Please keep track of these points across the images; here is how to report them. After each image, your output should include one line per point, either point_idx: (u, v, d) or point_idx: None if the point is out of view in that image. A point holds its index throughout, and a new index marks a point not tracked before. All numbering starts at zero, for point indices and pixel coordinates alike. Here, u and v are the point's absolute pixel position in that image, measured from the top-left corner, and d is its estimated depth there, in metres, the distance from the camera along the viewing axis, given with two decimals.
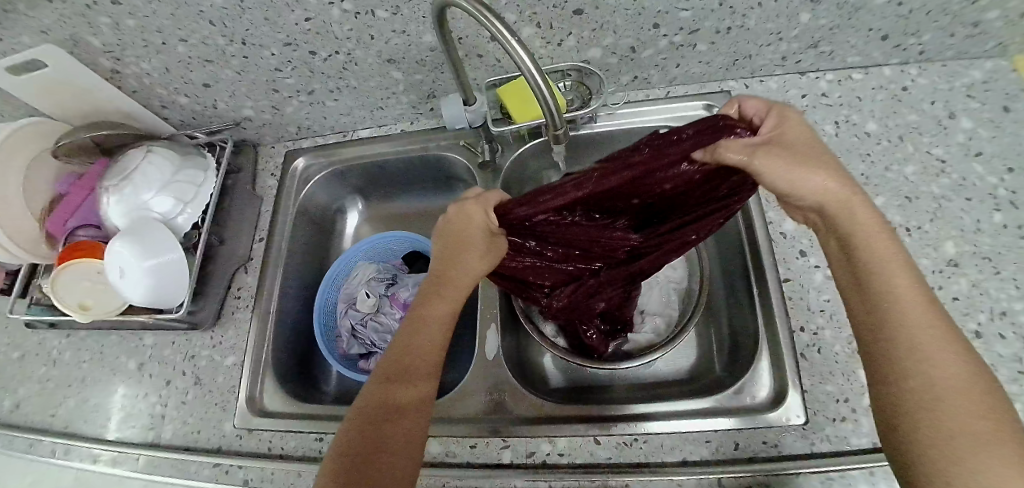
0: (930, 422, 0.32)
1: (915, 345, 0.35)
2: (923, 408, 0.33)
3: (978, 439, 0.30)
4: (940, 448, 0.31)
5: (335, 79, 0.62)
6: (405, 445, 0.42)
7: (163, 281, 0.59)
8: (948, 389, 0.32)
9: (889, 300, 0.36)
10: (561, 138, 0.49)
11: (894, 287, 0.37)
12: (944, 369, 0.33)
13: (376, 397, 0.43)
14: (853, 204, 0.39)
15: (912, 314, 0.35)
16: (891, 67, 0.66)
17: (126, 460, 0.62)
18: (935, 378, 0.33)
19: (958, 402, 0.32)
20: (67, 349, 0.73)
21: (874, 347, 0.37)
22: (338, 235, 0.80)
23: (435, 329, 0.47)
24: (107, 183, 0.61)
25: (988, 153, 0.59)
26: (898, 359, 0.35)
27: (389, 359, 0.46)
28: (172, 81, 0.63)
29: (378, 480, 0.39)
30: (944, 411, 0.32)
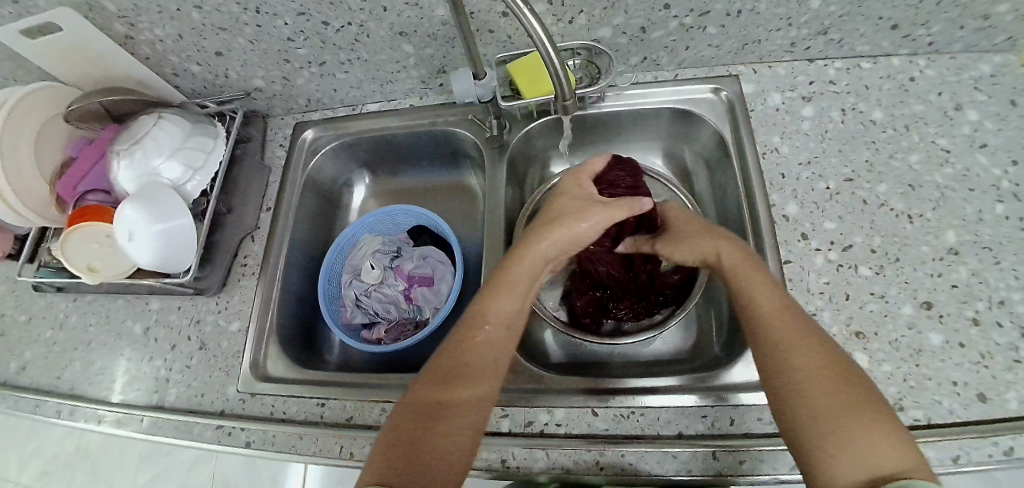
0: (808, 411, 0.36)
1: (779, 350, 0.40)
2: (797, 401, 0.37)
3: (839, 416, 0.35)
4: (818, 433, 0.35)
5: (347, 51, 0.63)
6: (464, 438, 0.41)
7: (171, 246, 0.60)
8: (810, 379, 0.37)
9: (766, 317, 0.42)
10: (570, 109, 0.52)
11: (767, 309, 0.43)
12: (802, 364, 0.38)
13: (435, 390, 0.43)
14: (721, 246, 0.49)
15: (774, 321, 0.42)
16: (900, 57, 0.66)
17: (131, 421, 0.63)
18: (796, 370, 0.38)
19: (819, 390, 0.36)
20: (73, 313, 0.73)
21: (760, 357, 0.41)
22: (344, 208, 0.81)
23: (503, 324, 0.47)
24: (117, 147, 0.62)
25: (993, 145, 0.59)
26: (777, 367, 0.39)
27: (456, 346, 0.45)
28: (184, 48, 0.64)
29: (437, 466, 0.38)
30: (810, 401, 0.36)
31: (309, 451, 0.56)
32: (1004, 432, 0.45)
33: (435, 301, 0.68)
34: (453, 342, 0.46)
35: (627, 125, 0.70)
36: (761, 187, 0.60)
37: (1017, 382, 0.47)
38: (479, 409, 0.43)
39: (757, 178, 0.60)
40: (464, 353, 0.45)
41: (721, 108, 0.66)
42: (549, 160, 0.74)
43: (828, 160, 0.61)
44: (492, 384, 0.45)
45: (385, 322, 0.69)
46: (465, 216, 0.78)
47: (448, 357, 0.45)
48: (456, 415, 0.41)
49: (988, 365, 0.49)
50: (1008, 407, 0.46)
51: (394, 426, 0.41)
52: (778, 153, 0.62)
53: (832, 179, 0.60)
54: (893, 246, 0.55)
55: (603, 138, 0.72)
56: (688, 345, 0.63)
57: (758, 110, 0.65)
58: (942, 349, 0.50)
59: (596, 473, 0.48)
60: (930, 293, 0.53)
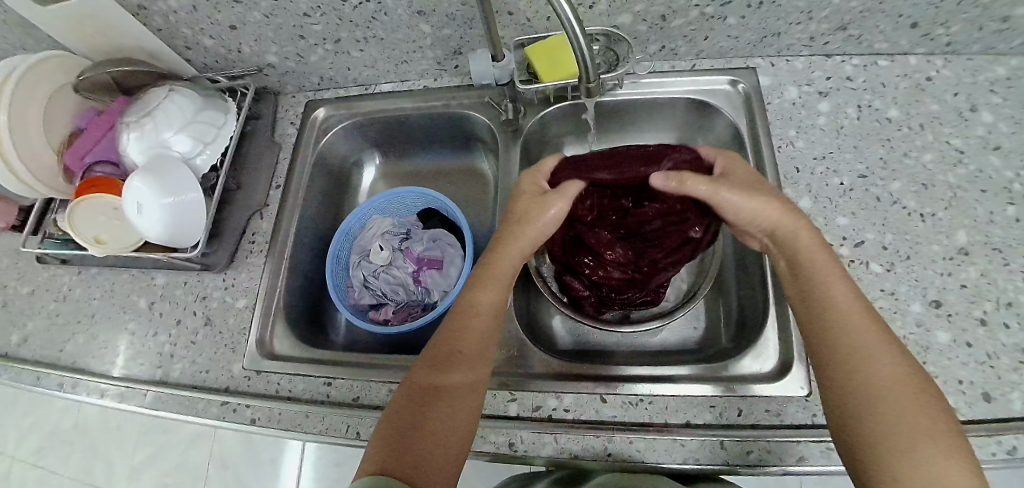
0: (873, 424, 0.36)
1: (852, 352, 0.40)
2: (868, 418, 0.37)
3: (916, 431, 0.35)
4: (888, 447, 0.35)
5: (364, 28, 0.62)
6: (458, 425, 0.43)
7: (179, 220, 0.59)
8: (888, 390, 0.37)
9: (840, 317, 0.41)
10: (594, 91, 0.52)
11: (842, 310, 0.42)
12: (885, 373, 0.38)
13: (427, 381, 0.45)
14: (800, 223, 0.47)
15: (858, 327, 0.40)
16: (917, 56, 0.66)
17: (134, 395, 0.63)
18: (877, 384, 0.38)
19: (897, 400, 0.37)
20: (77, 286, 0.73)
21: (832, 364, 0.40)
22: (353, 189, 0.81)
23: (489, 315, 0.49)
24: (128, 118, 0.61)
25: (1007, 147, 0.59)
26: (848, 377, 0.39)
27: (441, 340, 0.47)
28: (199, 21, 0.63)
29: (433, 452, 0.41)
30: (889, 415, 0.36)
31: (315, 429, 0.55)
32: (1009, 431, 0.45)
33: (443, 284, 0.68)
34: (445, 333, 0.48)
35: (641, 115, 0.70)
36: (775, 180, 0.60)
37: (1022, 383, 0.48)
38: (473, 396, 0.45)
39: (772, 172, 0.60)
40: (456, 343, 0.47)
41: (737, 101, 0.65)
42: (562, 147, 0.73)
43: (843, 156, 0.61)
44: (482, 371, 0.46)
45: (393, 304, 0.68)
46: (476, 200, 0.78)
47: (440, 349, 0.47)
48: (448, 404, 0.43)
49: (994, 366, 0.49)
50: (1012, 407, 0.47)
51: (392, 413, 0.44)
52: (793, 147, 0.62)
53: (846, 175, 0.60)
54: (905, 244, 0.55)
55: (617, 127, 0.72)
56: (695, 337, 0.63)
57: (774, 104, 0.64)
58: (949, 348, 0.50)
59: (604, 458, 0.48)
60: (940, 292, 0.53)
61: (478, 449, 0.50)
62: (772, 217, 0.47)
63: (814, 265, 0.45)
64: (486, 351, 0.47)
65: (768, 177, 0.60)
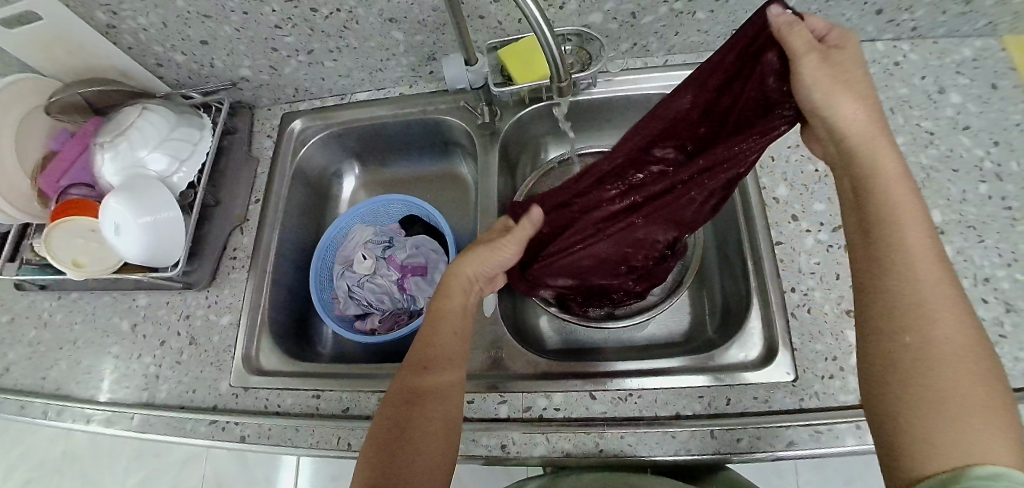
0: (921, 392, 0.32)
1: (923, 301, 0.34)
2: (920, 379, 0.32)
3: (966, 403, 0.31)
4: (929, 393, 0.32)
5: (336, 38, 0.62)
6: (439, 428, 0.44)
7: (158, 238, 0.59)
8: (950, 354, 0.32)
9: (916, 271, 0.36)
10: (567, 89, 0.54)
11: (914, 252, 0.36)
12: (947, 334, 0.33)
13: (408, 386, 0.46)
14: (875, 145, 0.40)
15: (935, 281, 0.35)
16: (884, 42, 0.67)
17: (120, 420, 0.62)
18: (937, 342, 0.33)
19: (953, 356, 0.32)
20: (58, 312, 0.71)
21: (890, 307, 0.36)
22: (334, 198, 0.81)
23: (456, 318, 0.50)
24: (101, 139, 0.60)
25: (976, 127, 0.60)
26: (911, 334, 0.34)
27: (418, 348, 0.48)
28: (169, 38, 0.63)
29: (420, 459, 0.42)
30: (951, 381, 0.31)
31: (306, 443, 0.55)
32: None
33: (428, 290, 0.68)
34: (420, 342, 0.49)
35: (618, 111, 0.70)
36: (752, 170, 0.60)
37: (1002, 357, 0.48)
38: (451, 398, 0.45)
39: None
40: (431, 349, 0.48)
41: None
42: (541, 146, 0.74)
43: None
44: (457, 370, 0.47)
45: (379, 313, 0.68)
46: (458, 205, 0.78)
47: (416, 357, 0.48)
48: (427, 410, 0.44)
49: None
50: None
51: (383, 420, 0.45)
52: None
53: (821, 162, 0.61)
54: None
55: (595, 125, 0.72)
56: (682, 329, 0.64)
57: None
58: None
59: (597, 455, 0.48)
60: None
61: (471, 454, 0.50)
62: (854, 114, 0.40)
63: (892, 198, 0.38)
64: (458, 355, 0.48)
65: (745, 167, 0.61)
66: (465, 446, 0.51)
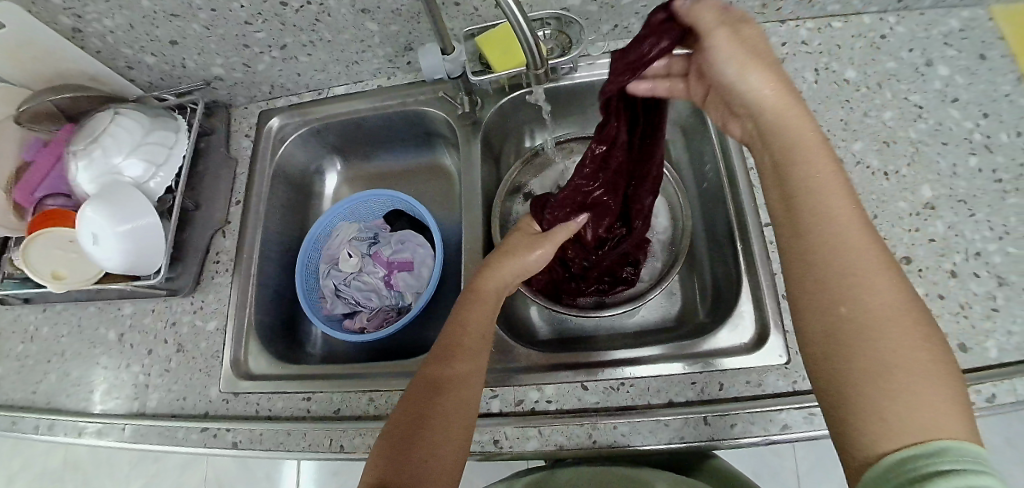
0: (856, 356, 0.29)
1: (845, 260, 0.32)
2: (857, 341, 0.30)
3: (902, 363, 0.28)
4: (875, 366, 0.29)
5: (309, 32, 0.61)
6: (455, 422, 0.42)
7: (138, 246, 0.58)
8: (881, 313, 0.30)
9: (838, 239, 0.33)
10: (543, 77, 0.53)
11: (837, 219, 0.34)
12: (874, 292, 0.31)
13: (435, 370, 0.45)
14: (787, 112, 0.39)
15: (859, 244, 0.33)
16: (870, 15, 0.66)
17: (111, 431, 0.61)
18: (867, 304, 0.30)
19: (893, 321, 0.29)
20: (43, 325, 0.69)
21: (812, 272, 0.34)
22: (318, 197, 0.80)
23: (484, 313, 0.49)
24: (74, 146, 0.59)
25: (964, 99, 0.59)
26: (837, 296, 0.32)
27: (448, 333, 0.48)
28: (137, 39, 0.61)
29: (438, 445, 0.41)
30: (881, 344, 0.29)
31: (298, 446, 0.54)
32: (986, 379, 0.46)
33: (416, 285, 0.68)
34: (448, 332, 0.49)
35: (602, 96, 0.69)
36: (739, 152, 0.59)
37: (996, 330, 0.48)
38: (471, 393, 0.44)
39: (735, 143, 0.60)
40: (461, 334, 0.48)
41: None
42: (526, 135, 0.73)
43: None
44: (480, 367, 0.46)
45: (367, 310, 0.67)
46: (443, 197, 0.77)
47: (442, 348, 0.48)
48: (447, 400, 0.43)
49: (968, 315, 0.49)
50: (988, 355, 0.47)
51: (404, 403, 0.44)
52: None
53: None
54: (871, 203, 0.56)
55: (579, 111, 0.71)
56: (674, 314, 0.63)
57: None
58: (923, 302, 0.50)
59: (590, 447, 0.48)
60: (909, 248, 0.53)
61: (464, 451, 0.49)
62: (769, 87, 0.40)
63: (810, 166, 0.36)
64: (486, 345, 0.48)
65: (732, 148, 0.60)
66: None
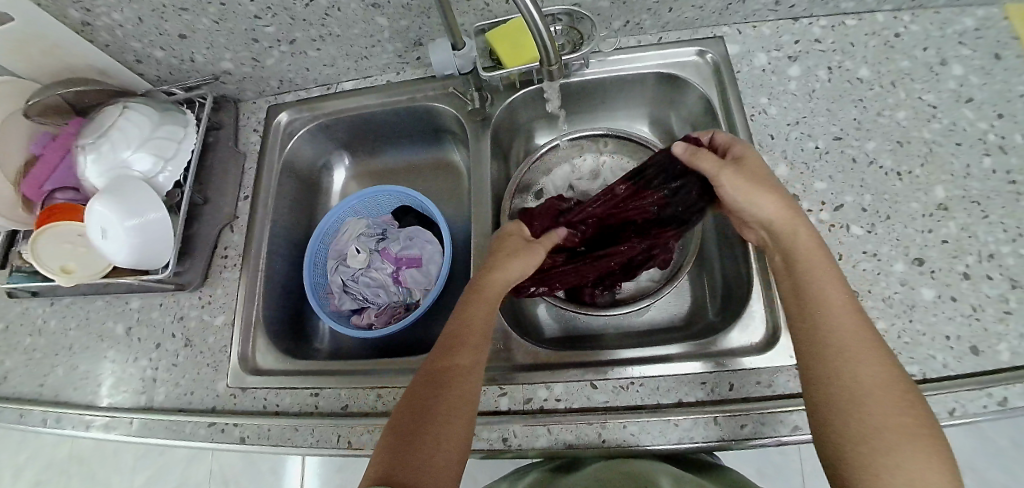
0: (857, 423, 0.37)
1: (842, 349, 0.39)
2: (851, 416, 0.37)
3: (895, 432, 0.35)
4: (867, 447, 0.36)
5: (318, 26, 0.60)
6: (461, 420, 0.43)
7: (146, 241, 0.57)
8: (873, 392, 0.37)
9: (832, 330, 0.41)
10: (556, 74, 0.52)
11: (828, 313, 0.42)
12: (870, 374, 0.38)
13: (435, 368, 0.46)
14: (797, 223, 0.46)
15: (849, 331, 0.40)
16: (884, 13, 0.65)
17: (119, 425, 0.61)
18: (859, 382, 0.38)
19: (882, 401, 0.37)
20: (52, 318, 0.69)
21: (808, 356, 0.41)
22: (325, 192, 0.79)
23: (493, 307, 0.48)
24: (83, 140, 0.59)
25: (979, 99, 0.59)
26: (835, 379, 0.38)
27: (449, 329, 0.48)
28: (146, 32, 0.61)
29: (437, 442, 0.41)
30: (874, 417, 0.36)
31: (306, 442, 0.54)
32: (998, 382, 0.45)
33: (424, 282, 0.68)
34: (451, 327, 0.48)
35: (612, 93, 0.69)
36: (752, 151, 0.59)
37: (1008, 334, 0.48)
38: (474, 393, 0.45)
39: (748, 141, 0.59)
40: (458, 331, 0.47)
41: (708, 72, 0.64)
42: (535, 131, 0.73)
43: (816, 120, 0.60)
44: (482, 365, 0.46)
45: (375, 306, 0.68)
46: (451, 193, 0.77)
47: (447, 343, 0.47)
48: (454, 400, 0.43)
49: (980, 318, 0.49)
50: (1000, 358, 0.47)
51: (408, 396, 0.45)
52: (766, 114, 0.61)
53: (821, 139, 0.59)
54: (884, 203, 0.55)
55: (588, 108, 0.71)
56: (683, 313, 0.63)
57: (743, 71, 0.64)
58: (935, 304, 0.50)
59: (599, 446, 0.48)
60: (921, 250, 0.52)
61: (472, 448, 0.49)
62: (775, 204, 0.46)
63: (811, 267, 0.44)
64: (482, 341, 0.48)
65: (744, 146, 0.59)
66: None
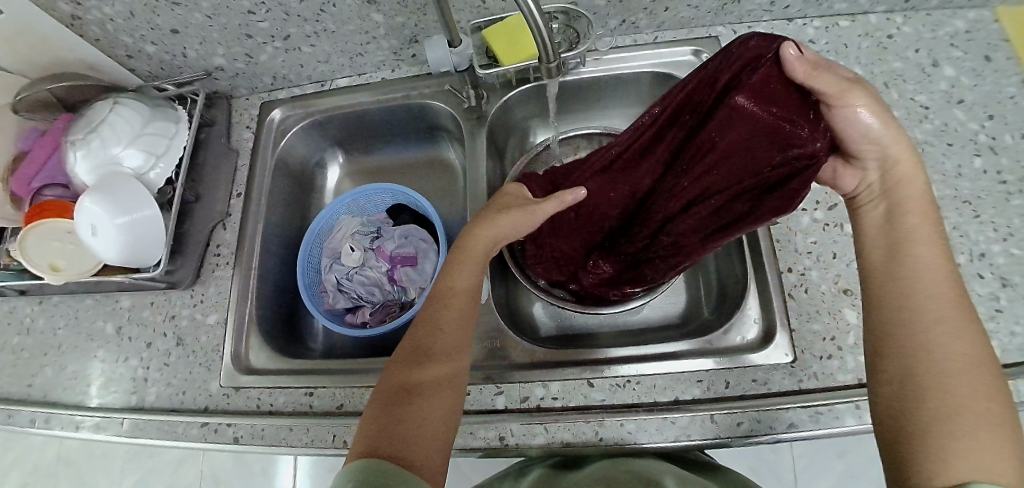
0: (923, 404, 0.34)
1: (924, 315, 0.37)
2: (923, 395, 0.34)
3: (969, 420, 0.33)
4: (931, 427, 0.33)
5: (313, 22, 0.60)
6: (442, 414, 0.42)
7: (137, 238, 0.57)
8: (953, 372, 0.34)
9: (924, 288, 0.38)
10: (556, 71, 0.52)
11: (923, 271, 0.39)
12: (951, 354, 0.35)
13: (407, 375, 0.44)
14: (904, 175, 0.43)
15: (939, 291, 0.38)
16: (878, 15, 0.66)
17: (109, 425, 0.60)
18: (951, 361, 0.35)
19: (959, 388, 0.34)
20: (39, 316, 0.68)
21: (895, 325, 0.38)
22: (319, 190, 0.79)
23: (461, 300, 0.48)
24: (72, 136, 0.58)
25: (970, 100, 0.59)
26: (912, 341, 0.37)
27: (414, 336, 0.47)
28: (137, 27, 0.60)
29: (416, 446, 0.39)
30: (947, 399, 0.34)
31: (300, 441, 0.54)
32: None
33: (419, 280, 0.67)
34: (418, 325, 0.48)
35: (608, 92, 0.69)
36: None
37: (998, 332, 0.48)
38: (452, 386, 0.44)
39: None
40: (433, 334, 0.46)
41: None
42: (530, 129, 0.72)
43: None
44: (460, 356, 0.46)
45: (370, 305, 0.67)
46: (446, 191, 0.77)
47: (412, 342, 0.46)
48: (432, 394, 0.42)
49: None
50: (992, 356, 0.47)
51: (378, 405, 0.42)
52: None
53: None
54: None
55: (585, 106, 0.71)
56: (678, 312, 0.63)
57: None
58: None
59: (596, 444, 0.48)
60: None
61: (467, 447, 0.49)
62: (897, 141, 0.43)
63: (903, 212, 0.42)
64: (462, 343, 0.47)
65: None
66: (462, 440, 0.50)
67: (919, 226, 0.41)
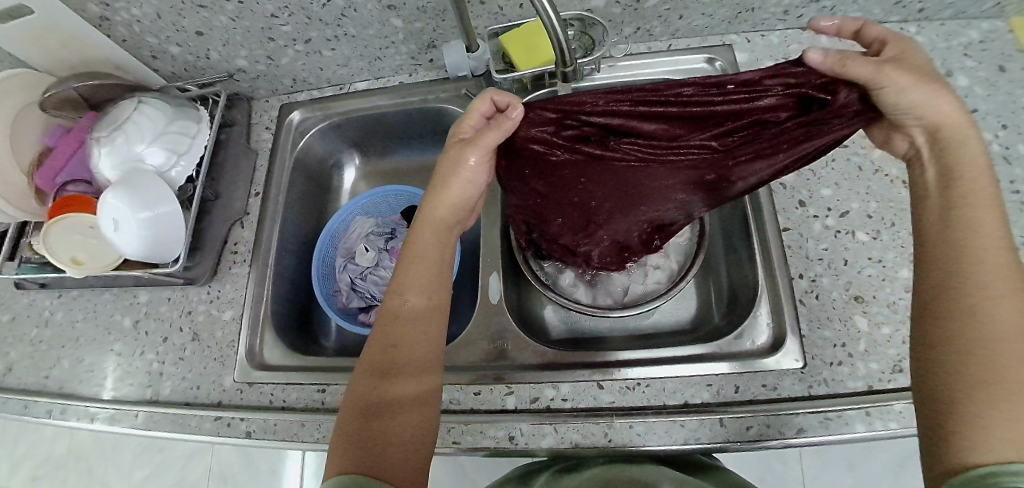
0: (969, 386, 0.33)
1: (983, 288, 0.35)
2: (977, 375, 0.33)
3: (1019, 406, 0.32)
4: (980, 411, 0.32)
5: (334, 26, 0.61)
6: (418, 432, 0.43)
7: (157, 233, 0.58)
8: (1009, 352, 0.33)
9: (987, 265, 0.36)
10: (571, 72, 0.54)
11: (985, 249, 0.37)
12: (1011, 336, 0.34)
13: (377, 385, 0.44)
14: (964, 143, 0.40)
15: (999, 267, 0.36)
16: (891, 25, 0.66)
17: (124, 417, 0.61)
18: (1006, 340, 0.34)
19: (1016, 374, 0.32)
20: (59, 309, 0.70)
21: (948, 296, 0.37)
22: (334, 190, 0.80)
23: (416, 319, 0.48)
24: (97, 134, 0.59)
25: (984, 110, 0.59)
26: (968, 316, 0.35)
27: (377, 346, 0.47)
28: (163, 29, 0.62)
29: (390, 459, 0.41)
30: (1001, 380, 0.33)
31: (312, 437, 0.55)
32: None
33: None
34: (382, 330, 0.47)
35: None
36: None
37: None
38: (427, 407, 0.45)
39: None
40: (401, 348, 0.46)
41: None
42: None
43: None
44: (433, 375, 0.46)
45: None
46: None
47: (381, 350, 0.46)
48: (412, 411, 0.44)
49: None
50: None
51: (353, 406, 0.44)
52: None
53: None
54: (890, 211, 0.55)
55: None
56: (688, 317, 0.63)
57: None
58: None
59: (605, 445, 0.48)
60: None
61: (477, 446, 0.50)
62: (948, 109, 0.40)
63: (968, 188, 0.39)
64: (431, 361, 0.47)
65: None
66: (472, 438, 0.50)
67: (979, 194, 0.39)
